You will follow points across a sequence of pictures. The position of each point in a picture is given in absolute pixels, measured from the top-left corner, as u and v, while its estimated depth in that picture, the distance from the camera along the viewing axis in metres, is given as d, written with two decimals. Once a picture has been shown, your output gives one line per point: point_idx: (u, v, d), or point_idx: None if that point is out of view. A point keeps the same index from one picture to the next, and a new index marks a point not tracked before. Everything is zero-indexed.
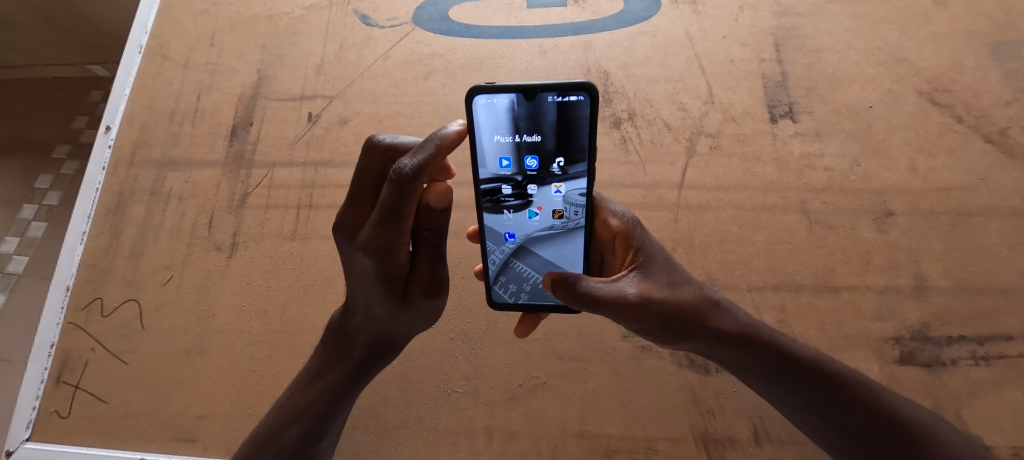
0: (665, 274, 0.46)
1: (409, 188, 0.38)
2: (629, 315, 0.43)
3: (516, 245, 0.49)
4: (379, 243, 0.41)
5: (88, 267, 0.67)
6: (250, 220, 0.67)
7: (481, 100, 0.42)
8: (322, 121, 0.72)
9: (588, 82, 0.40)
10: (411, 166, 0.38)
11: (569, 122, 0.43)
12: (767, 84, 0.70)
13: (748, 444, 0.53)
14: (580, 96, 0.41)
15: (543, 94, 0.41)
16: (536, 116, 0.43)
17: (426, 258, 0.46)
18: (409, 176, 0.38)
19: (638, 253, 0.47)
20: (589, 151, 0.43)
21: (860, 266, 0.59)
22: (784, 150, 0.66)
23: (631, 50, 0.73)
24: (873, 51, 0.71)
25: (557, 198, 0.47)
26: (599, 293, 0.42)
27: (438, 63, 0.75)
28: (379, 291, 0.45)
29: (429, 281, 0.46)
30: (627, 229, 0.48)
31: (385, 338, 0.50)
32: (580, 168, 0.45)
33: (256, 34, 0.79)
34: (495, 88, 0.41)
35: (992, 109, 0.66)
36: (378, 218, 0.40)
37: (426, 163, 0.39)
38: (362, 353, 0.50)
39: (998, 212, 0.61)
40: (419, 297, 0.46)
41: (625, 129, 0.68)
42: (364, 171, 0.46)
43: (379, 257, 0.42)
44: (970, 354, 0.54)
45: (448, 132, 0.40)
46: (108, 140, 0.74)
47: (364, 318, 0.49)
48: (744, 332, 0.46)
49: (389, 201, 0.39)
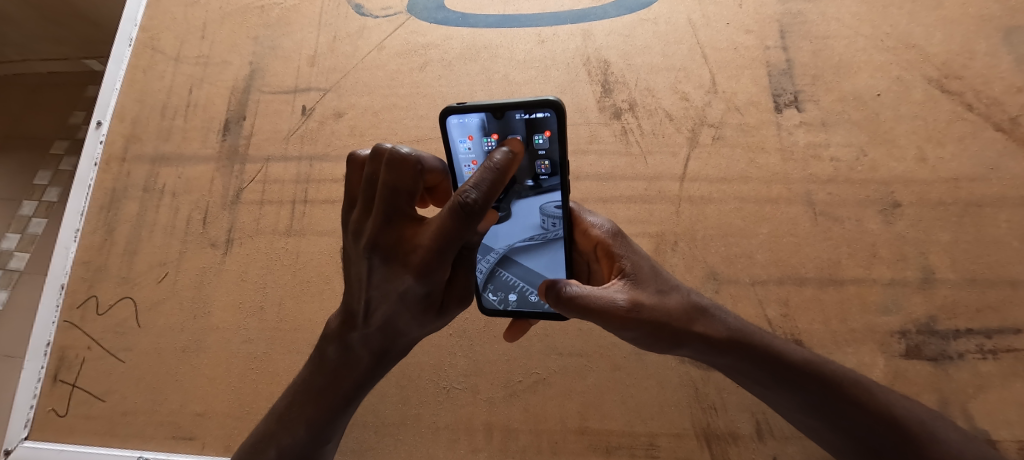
0: (652, 282, 0.45)
1: (475, 221, 0.36)
2: (619, 323, 0.41)
3: (499, 256, 0.49)
4: (435, 269, 0.39)
5: (82, 265, 0.66)
6: (245, 215, 0.66)
7: (453, 120, 0.42)
8: (316, 115, 0.70)
9: (554, 98, 0.39)
10: (480, 198, 0.36)
11: (538, 137, 0.42)
12: (771, 73, 0.68)
13: (751, 439, 0.53)
14: (547, 112, 0.40)
15: (510, 112, 0.41)
16: (505, 132, 0.42)
17: (464, 272, 0.44)
18: (477, 210, 0.36)
19: (621, 262, 0.46)
20: (559, 165, 0.42)
21: (866, 259, 0.58)
22: (789, 140, 0.64)
23: (632, 39, 0.72)
24: (881, 37, 0.69)
25: (534, 210, 0.46)
26: (588, 298, 0.41)
27: (434, 54, 0.73)
28: (417, 306, 0.42)
29: (463, 292, 0.45)
30: (607, 239, 0.47)
31: (397, 345, 0.47)
32: (554, 182, 0.44)
33: (247, 26, 0.77)
34: (464, 109, 0.41)
35: (1003, 96, 0.64)
36: (436, 246, 0.37)
37: (491, 193, 0.36)
38: (370, 361, 0.47)
39: (1008, 202, 0.59)
40: (455, 308, 0.45)
41: (625, 120, 0.67)
42: (393, 186, 0.38)
43: (429, 279, 0.39)
44: (978, 348, 0.53)
45: (510, 157, 0.37)
46: (100, 135, 0.73)
47: (380, 331, 0.44)
48: (733, 337, 0.44)
49: (452, 232, 0.36)
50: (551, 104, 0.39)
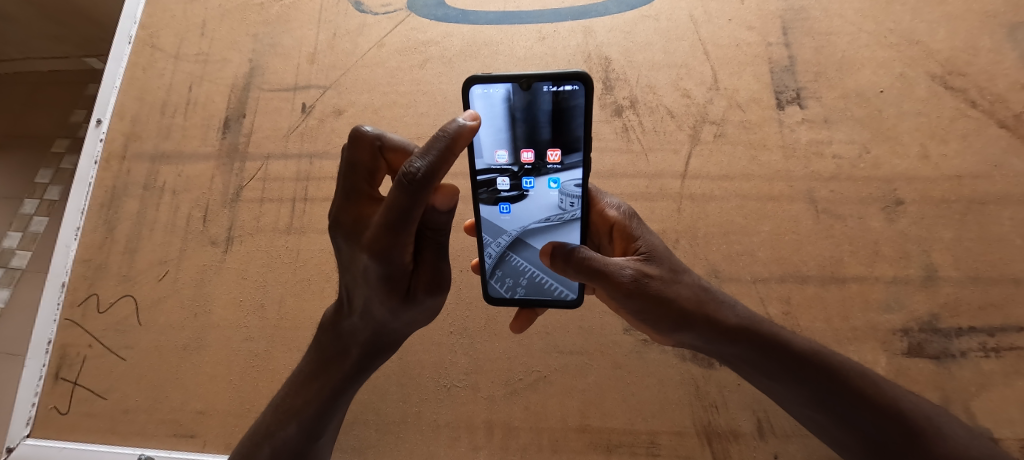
0: (666, 262, 0.45)
1: (421, 194, 0.34)
2: (625, 293, 0.41)
3: (512, 239, 0.48)
4: (384, 245, 0.38)
5: (82, 263, 0.66)
6: (246, 213, 0.66)
7: (477, 89, 0.41)
8: (315, 112, 0.70)
9: (584, 71, 0.39)
10: (423, 169, 0.34)
11: (563, 112, 0.42)
12: (774, 69, 0.67)
13: (752, 437, 0.52)
14: (575, 85, 0.40)
15: (538, 84, 0.40)
16: (530, 105, 0.41)
17: (431, 254, 0.44)
18: (421, 181, 0.34)
19: (636, 241, 0.46)
20: (584, 141, 0.42)
21: (868, 257, 0.58)
22: (792, 137, 0.64)
23: (633, 35, 0.71)
24: (884, 33, 0.68)
25: (553, 189, 0.45)
26: (600, 263, 0.40)
27: (434, 51, 0.73)
28: (383, 290, 0.42)
29: (432, 278, 0.45)
30: (624, 220, 0.48)
31: (384, 336, 0.47)
32: (576, 159, 0.43)
33: (247, 23, 0.77)
34: (492, 78, 0.40)
35: (1008, 92, 0.63)
36: (383, 220, 0.36)
37: (437, 164, 0.34)
38: (360, 352, 0.48)
39: (1012, 200, 0.59)
40: (422, 293, 0.45)
41: (626, 117, 0.66)
42: (352, 162, 0.43)
43: (384, 258, 0.39)
44: (980, 346, 0.53)
45: (463, 126, 0.35)
46: (100, 133, 0.73)
47: (361, 317, 0.46)
48: (742, 325, 0.44)
49: (397, 204, 0.35)
50: (582, 77, 0.39)
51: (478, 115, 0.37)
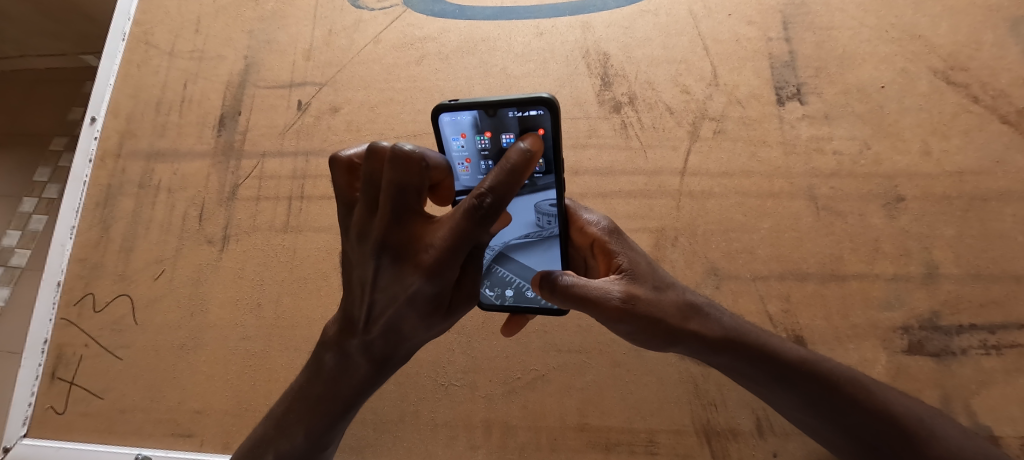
0: (649, 279, 0.43)
1: (491, 221, 0.34)
2: (614, 317, 0.40)
3: (495, 253, 0.48)
4: (446, 270, 0.36)
5: (78, 262, 0.66)
6: (242, 212, 0.66)
7: (445, 117, 0.42)
8: (312, 109, 0.70)
9: (547, 95, 0.38)
10: (497, 199, 0.33)
11: (532, 135, 0.41)
12: (774, 65, 0.67)
13: (751, 436, 0.52)
14: (540, 110, 0.39)
15: (503, 109, 0.40)
16: (498, 129, 0.41)
17: (473, 272, 0.41)
18: (495, 210, 0.33)
19: (618, 258, 0.45)
20: (553, 163, 0.41)
21: (869, 254, 0.58)
22: (792, 133, 0.63)
23: (632, 30, 0.71)
24: (886, 27, 0.67)
25: (529, 207, 0.45)
26: (584, 288, 0.39)
27: (431, 47, 0.72)
28: (427, 310, 0.39)
29: (474, 291, 0.43)
30: (604, 236, 0.46)
31: (400, 351, 0.44)
32: (549, 180, 0.43)
33: (242, 19, 0.76)
34: (455, 106, 0.40)
35: (1010, 88, 0.63)
36: (448, 245, 0.35)
37: (510, 194, 0.34)
38: (369, 369, 0.44)
39: (1014, 196, 0.58)
40: (462, 308, 0.43)
41: (625, 113, 0.66)
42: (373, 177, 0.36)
43: (441, 279, 0.37)
44: (981, 344, 0.53)
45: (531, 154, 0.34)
46: (94, 131, 0.72)
47: (382, 337, 0.41)
48: (727, 336, 0.43)
49: (466, 232, 0.34)
50: (544, 102, 0.38)
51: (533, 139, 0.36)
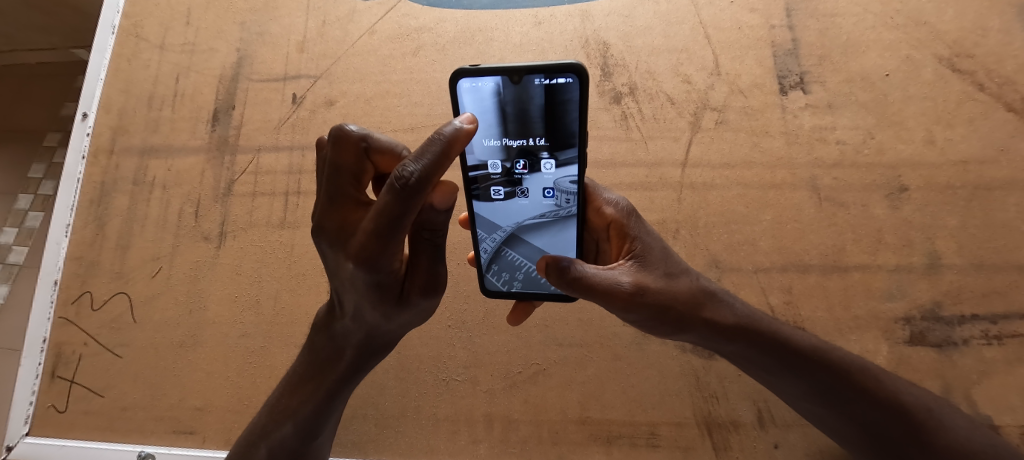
0: (662, 264, 0.43)
1: (414, 202, 0.32)
2: (621, 305, 0.39)
3: (507, 234, 0.47)
4: (369, 251, 0.35)
5: (74, 260, 0.65)
6: (238, 208, 0.65)
7: (466, 83, 0.40)
8: (307, 103, 0.68)
9: (578, 62, 0.37)
10: (416, 174, 0.32)
11: (558, 105, 0.40)
12: (776, 53, 0.66)
13: (752, 427, 0.52)
14: (569, 78, 0.39)
15: (530, 76, 0.39)
16: (522, 98, 0.40)
17: (426, 259, 0.41)
18: (415, 187, 0.32)
19: (633, 243, 0.44)
20: (578, 135, 0.40)
21: (871, 245, 0.57)
22: (795, 123, 0.63)
23: (632, 19, 0.69)
24: (890, 13, 0.66)
25: (548, 185, 0.44)
26: (592, 278, 0.39)
27: (427, 38, 0.70)
28: (372, 296, 0.39)
29: (427, 280, 0.42)
30: (621, 218, 0.46)
31: (378, 339, 0.45)
32: (571, 154, 0.42)
33: (233, 11, 0.75)
34: (480, 71, 0.39)
35: (1016, 75, 0.62)
36: (372, 228, 0.34)
37: (432, 168, 0.32)
38: (354, 353, 0.46)
39: (1017, 185, 0.58)
40: (416, 296, 0.42)
41: (625, 104, 0.65)
42: (337, 164, 0.39)
43: (371, 266, 0.36)
44: (983, 334, 0.53)
45: (459, 129, 0.33)
46: (86, 127, 0.71)
47: (353, 320, 0.43)
48: (740, 324, 0.43)
49: (388, 211, 0.33)
50: (575, 69, 0.37)
51: (475, 119, 0.35)
